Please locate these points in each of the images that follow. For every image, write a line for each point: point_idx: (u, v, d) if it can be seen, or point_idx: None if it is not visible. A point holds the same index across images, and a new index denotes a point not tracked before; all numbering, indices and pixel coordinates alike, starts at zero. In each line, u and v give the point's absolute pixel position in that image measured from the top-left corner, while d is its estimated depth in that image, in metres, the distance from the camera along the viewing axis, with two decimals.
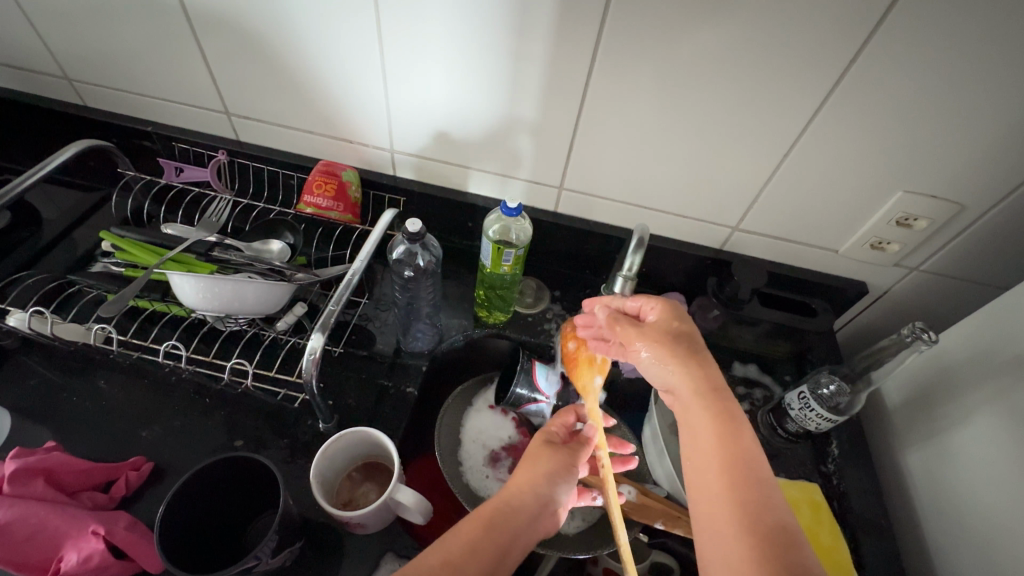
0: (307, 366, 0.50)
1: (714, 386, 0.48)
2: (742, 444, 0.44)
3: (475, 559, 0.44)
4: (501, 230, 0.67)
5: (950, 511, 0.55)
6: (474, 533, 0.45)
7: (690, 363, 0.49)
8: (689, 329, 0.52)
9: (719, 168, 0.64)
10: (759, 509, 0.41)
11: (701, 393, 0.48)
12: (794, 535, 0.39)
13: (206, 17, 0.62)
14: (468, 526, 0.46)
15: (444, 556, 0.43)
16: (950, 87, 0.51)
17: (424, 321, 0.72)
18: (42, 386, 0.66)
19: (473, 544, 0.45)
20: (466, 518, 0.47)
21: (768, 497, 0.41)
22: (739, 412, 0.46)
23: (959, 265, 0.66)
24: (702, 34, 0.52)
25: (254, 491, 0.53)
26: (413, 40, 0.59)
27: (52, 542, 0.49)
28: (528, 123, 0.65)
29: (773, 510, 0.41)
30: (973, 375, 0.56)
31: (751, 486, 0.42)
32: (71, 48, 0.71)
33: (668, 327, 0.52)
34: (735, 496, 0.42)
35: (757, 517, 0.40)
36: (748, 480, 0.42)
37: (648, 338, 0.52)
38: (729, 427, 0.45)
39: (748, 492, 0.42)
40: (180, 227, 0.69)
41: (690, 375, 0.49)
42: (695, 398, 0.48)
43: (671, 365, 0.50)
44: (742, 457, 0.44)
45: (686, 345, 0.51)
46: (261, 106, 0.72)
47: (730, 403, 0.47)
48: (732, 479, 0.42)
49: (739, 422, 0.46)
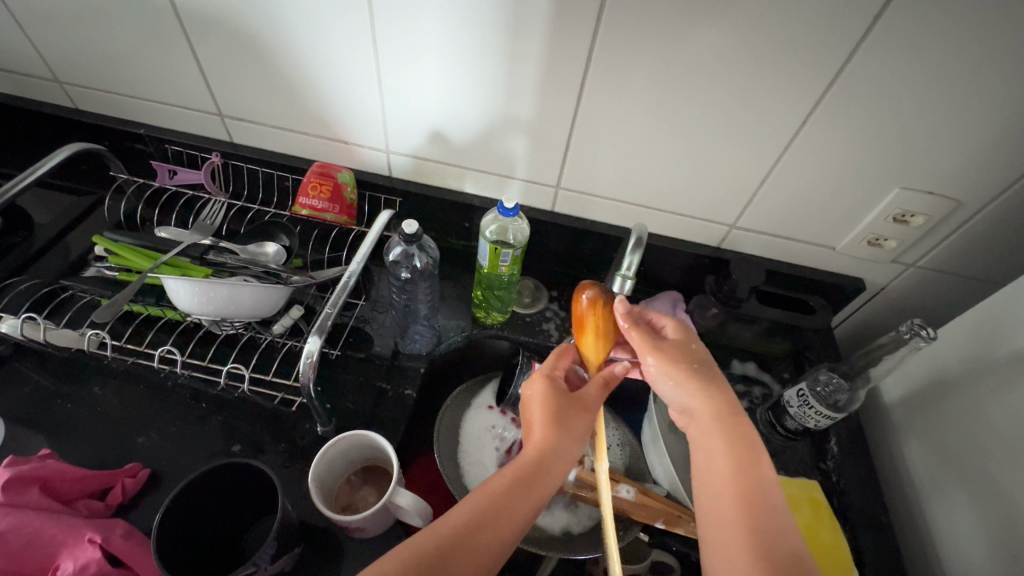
0: (304, 370, 0.50)
1: (731, 409, 0.48)
2: (758, 471, 0.44)
3: (506, 520, 0.44)
4: (498, 230, 0.67)
5: (951, 508, 0.55)
6: (507, 494, 0.45)
7: (708, 386, 0.49)
8: (703, 351, 0.53)
9: (716, 166, 0.64)
10: (771, 535, 0.40)
11: (717, 416, 0.48)
12: (806, 565, 0.39)
13: (197, 17, 0.62)
14: (498, 485, 0.46)
15: (474, 518, 0.43)
16: (949, 83, 0.51)
17: (422, 324, 0.73)
18: (36, 393, 0.65)
19: (505, 505, 0.45)
20: (495, 478, 0.47)
21: (781, 525, 0.41)
22: (755, 441, 0.46)
23: (957, 261, 0.66)
24: (699, 32, 0.52)
25: (252, 496, 0.53)
26: (407, 40, 0.59)
27: (46, 551, 0.48)
28: (524, 123, 0.64)
29: (784, 537, 0.40)
30: (971, 372, 0.56)
31: (765, 512, 0.42)
32: (63, 52, 0.70)
33: (685, 347, 0.53)
34: (750, 523, 0.41)
35: (770, 543, 0.40)
36: (761, 507, 0.42)
37: (665, 354, 0.52)
38: (745, 453, 0.45)
39: (763, 519, 0.41)
40: (174, 231, 0.68)
41: (706, 396, 0.49)
42: (710, 420, 0.47)
43: (689, 389, 0.50)
44: (757, 485, 0.43)
45: (704, 367, 0.51)
46: (254, 107, 0.71)
47: (747, 428, 0.47)
48: (745, 505, 0.42)
49: (755, 450, 0.45)
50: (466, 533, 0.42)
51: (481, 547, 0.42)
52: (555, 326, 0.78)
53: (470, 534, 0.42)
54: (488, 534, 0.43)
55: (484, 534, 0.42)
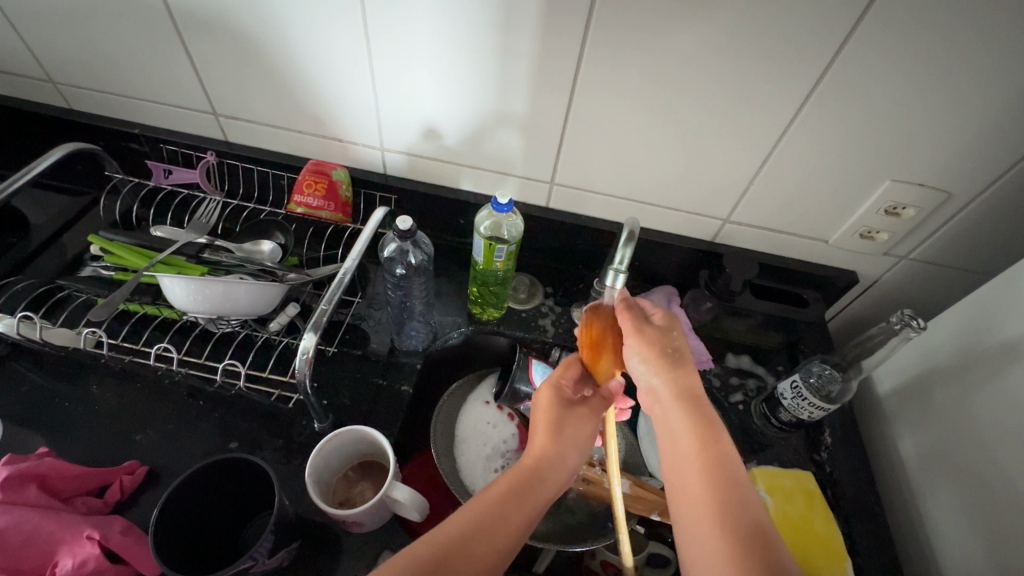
0: (300, 366, 0.51)
1: (693, 392, 0.49)
2: (720, 450, 0.45)
3: (502, 527, 0.44)
4: (492, 226, 0.68)
5: (944, 498, 0.56)
6: (505, 500, 0.46)
7: (675, 369, 0.50)
8: (683, 342, 0.53)
9: (708, 160, 0.64)
10: (739, 510, 0.41)
11: (680, 400, 0.48)
12: (772, 535, 0.40)
13: (191, 17, 0.62)
14: (493, 493, 0.47)
15: (470, 527, 0.43)
16: (938, 76, 0.51)
17: (418, 320, 0.74)
18: (33, 392, 0.65)
19: (502, 512, 0.45)
20: (490, 485, 0.48)
21: (746, 498, 0.42)
22: (715, 420, 0.47)
23: (948, 253, 0.67)
24: (691, 28, 0.52)
25: (250, 492, 0.53)
26: (400, 39, 0.59)
27: (44, 548, 0.48)
28: (517, 118, 0.65)
29: (750, 510, 0.41)
30: (962, 361, 0.57)
31: (732, 489, 0.43)
32: (56, 52, 0.70)
33: (666, 335, 0.52)
34: (716, 502, 0.42)
35: (738, 518, 0.41)
36: (727, 483, 0.43)
37: (642, 337, 0.52)
38: (706, 433, 0.46)
39: (730, 494, 0.42)
40: (169, 231, 0.70)
41: (672, 382, 0.49)
42: (673, 405, 0.48)
43: (657, 370, 0.50)
44: (723, 462, 0.44)
45: (674, 357, 0.51)
46: (249, 106, 0.72)
47: (708, 410, 0.48)
48: (712, 483, 0.43)
49: (715, 429, 0.46)
50: (466, 540, 0.42)
51: (483, 552, 0.42)
52: (551, 322, 0.78)
53: (471, 538, 0.43)
54: (485, 540, 0.43)
55: (480, 541, 0.43)
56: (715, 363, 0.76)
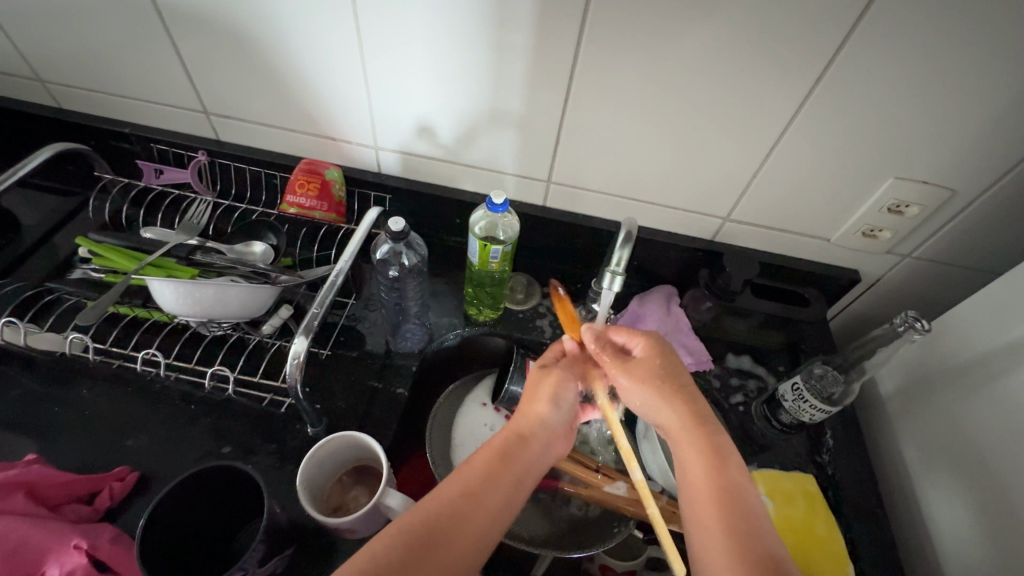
0: (291, 371, 0.50)
1: (699, 417, 0.48)
2: (730, 475, 0.45)
3: (492, 491, 0.46)
4: (487, 227, 0.67)
5: (948, 502, 0.55)
6: (490, 466, 0.47)
7: (678, 395, 0.50)
8: (676, 366, 0.53)
9: (707, 158, 0.63)
10: (749, 537, 0.41)
11: (686, 426, 0.48)
12: (783, 564, 0.39)
13: (180, 14, 0.61)
14: (482, 458, 0.48)
15: (462, 494, 0.44)
16: (943, 70, 0.49)
17: (413, 321, 0.72)
18: (23, 396, 0.64)
19: (491, 477, 0.46)
20: (479, 452, 0.49)
21: (756, 526, 0.42)
22: (726, 445, 0.47)
23: (952, 252, 0.66)
24: (689, 22, 0.51)
25: (241, 499, 0.52)
26: (392, 36, 0.58)
27: (32, 558, 0.47)
28: (513, 117, 0.63)
29: (760, 538, 0.41)
30: (967, 362, 0.56)
31: (741, 514, 0.42)
32: (43, 49, 0.69)
33: (656, 363, 0.53)
34: (727, 528, 0.42)
35: (748, 546, 0.40)
36: (737, 508, 0.43)
37: (630, 376, 0.52)
38: (714, 457, 0.46)
39: (740, 520, 0.42)
40: (158, 231, 0.66)
41: (680, 409, 0.49)
42: (680, 433, 0.48)
43: (657, 402, 0.50)
44: (732, 487, 0.44)
45: (669, 380, 0.51)
46: (240, 105, 0.70)
47: (717, 434, 0.48)
48: (722, 511, 0.43)
49: (725, 454, 0.46)
50: (458, 506, 0.44)
51: (472, 515, 0.43)
52: (549, 322, 0.77)
53: (462, 503, 0.44)
54: (474, 507, 0.44)
55: (471, 506, 0.44)
56: (715, 363, 0.75)
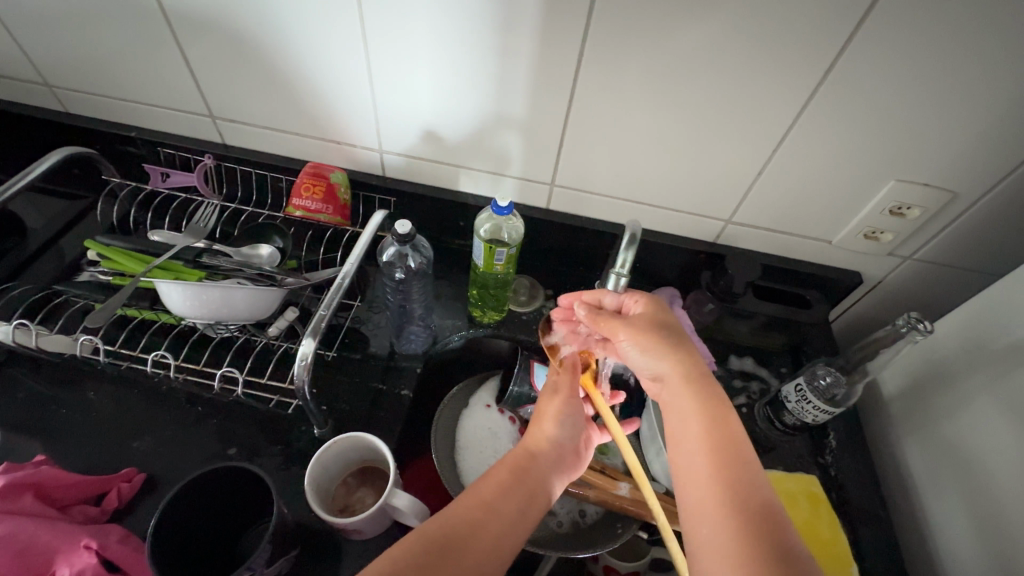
0: (298, 372, 0.50)
1: (699, 373, 0.49)
2: (728, 429, 0.46)
3: (506, 500, 0.47)
4: (491, 229, 0.68)
5: (951, 502, 0.55)
6: (504, 480, 0.49)
7: (678, 350, 0.51)
8: (673, 322, 0.54)
9: (709, 161, 0.63)
10: (745, 489, 0.42)
11: (685, 381, 0.49)
12: (776, 512, 0.41)
13: (188, 20, 0.61)
14: (497, 472, 0.50)
15: (478, 504, 0.46)
16: (943, 74, 0.50)
17: (417, 323, 0.72)
18: (30, 398, 0.65)
19: (505, 488, 0.48)
20: (494, 467, 0.51)
21: (752, 477, 0.43)
22: (723, 400, 0.48)
23: (953, 254, 0.66)
24: (691, 27, 0.51)
25: (248, 500, 0.53)
26: (398, 41, 0.59)
27: (41, 558, 0.48)
28: (516, 121, 0.64)
29: (756, 489, 0.42)
30: (968, 363, 0.56)
31: (738, 468, 0.43)
32: (52, 55, 0.70)
33: (656, 320, 0.53)
34: (723, 482, 0.43)
35: (743, 496, 0.42)
36: (733, 460, 0.44)
37: (632, 328, 0.53)
38: (713, 413, 0.47)
39: (736, 472, 0.43)
40: (168, 235, 0.67)
41: (680, 364, 0.50)
42: (681, 388, 0.49)
43: (658, 356, 0.51)
44: (729, 441, 0.45)
45: (671, 335, 0.52)
46: (246, 109, 0.71)
47: (714, 389, 0.48)
48: (718, 463, 0.44)
49: (722, 409, 0.47)
50: (475, 514, 0.45)
51: (489, 524, 0.45)
52: None
53: (478, 512, 0.45)
54: (490, 516, 0.45)
55: (488, 515, 0.45)
56: (718, 365, 0.75)
